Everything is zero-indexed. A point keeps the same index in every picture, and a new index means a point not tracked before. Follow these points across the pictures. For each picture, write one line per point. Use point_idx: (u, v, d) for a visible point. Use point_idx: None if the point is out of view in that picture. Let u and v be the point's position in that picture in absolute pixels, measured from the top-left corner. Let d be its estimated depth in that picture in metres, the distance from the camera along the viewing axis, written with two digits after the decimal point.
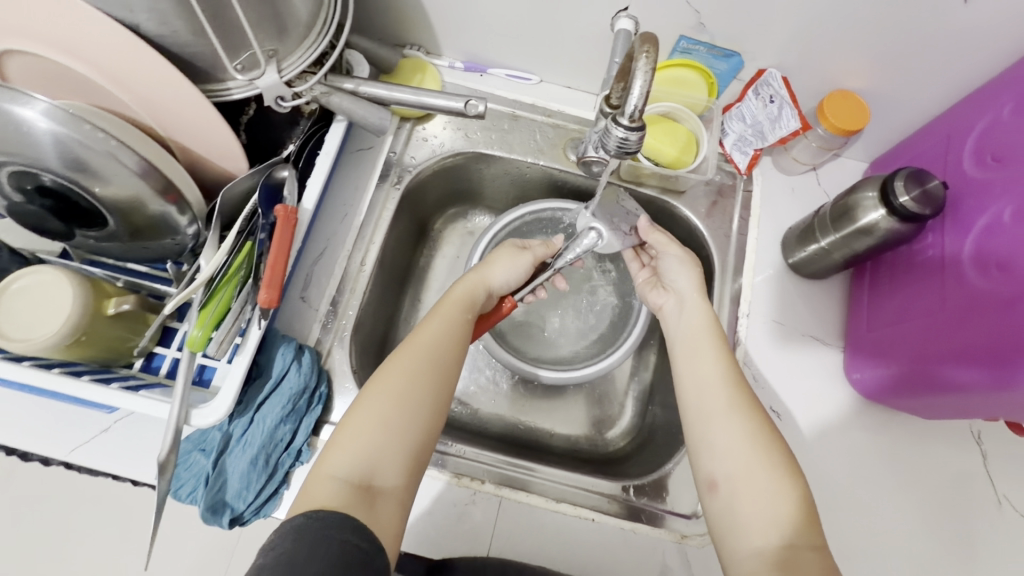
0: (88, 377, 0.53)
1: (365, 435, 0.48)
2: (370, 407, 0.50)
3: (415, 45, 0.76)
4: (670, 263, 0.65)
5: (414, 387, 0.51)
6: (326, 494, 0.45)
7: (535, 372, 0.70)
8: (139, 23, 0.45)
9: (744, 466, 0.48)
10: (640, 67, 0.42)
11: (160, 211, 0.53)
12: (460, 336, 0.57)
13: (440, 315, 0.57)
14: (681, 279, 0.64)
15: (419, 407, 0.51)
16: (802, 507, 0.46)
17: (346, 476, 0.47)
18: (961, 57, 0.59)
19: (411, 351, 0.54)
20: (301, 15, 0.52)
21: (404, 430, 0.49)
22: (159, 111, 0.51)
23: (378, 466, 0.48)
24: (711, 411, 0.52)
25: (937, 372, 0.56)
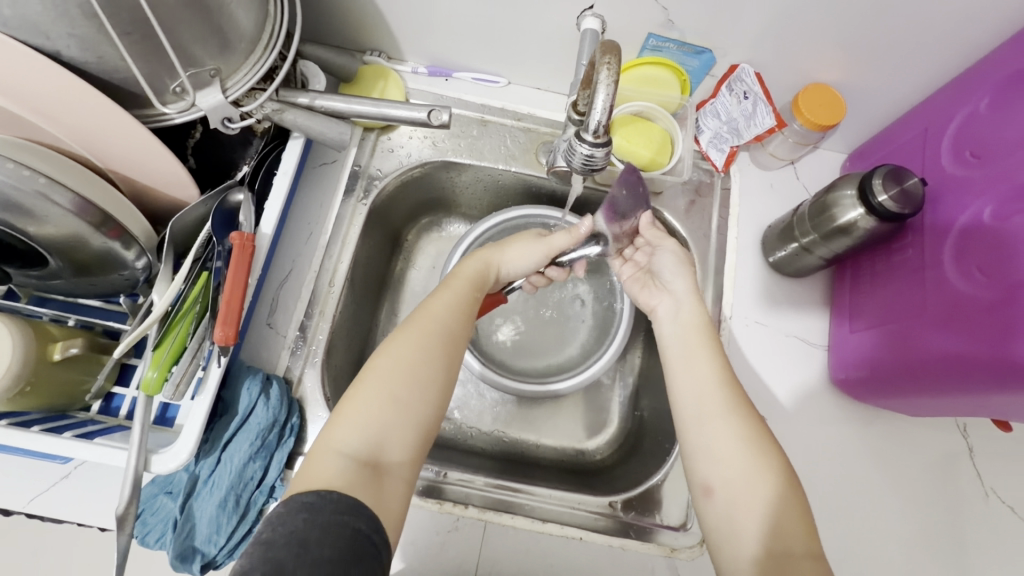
0: (37, 427, 0.49)
1: (375, 405, 0.46)
2: (379, 377, 0.47)
3: (375, 51, 0.72)
4: (664, 263, 0.60)
5: (425, 358, 0.49)
6: (331, 470, 0.43)
7: (548, 387, 0.68)
8: (60, 50, 0.42)
9: (739, 468, 0.46)
10: (603, 78, 0.40)
11: (104, 247, 0.49)
12: (469, 308, 0.55)
13: (450, 286, 0.55)
14: (680, 282, 0.58)
15: (430, 379, 0.49)
16: (784, 489, 0.45)
17: (352, 451, 0.44)
18: (937, 47, 0.57)
19: (423, 321, 0.51)
20: (244, 30, 0.48)
21: (414, 403, 0.47)
22: (95, 143, 0.48)
23: (385, 442, 0.45)
24: (709, 411, 0.49)
25: (924, 360, 0.54)
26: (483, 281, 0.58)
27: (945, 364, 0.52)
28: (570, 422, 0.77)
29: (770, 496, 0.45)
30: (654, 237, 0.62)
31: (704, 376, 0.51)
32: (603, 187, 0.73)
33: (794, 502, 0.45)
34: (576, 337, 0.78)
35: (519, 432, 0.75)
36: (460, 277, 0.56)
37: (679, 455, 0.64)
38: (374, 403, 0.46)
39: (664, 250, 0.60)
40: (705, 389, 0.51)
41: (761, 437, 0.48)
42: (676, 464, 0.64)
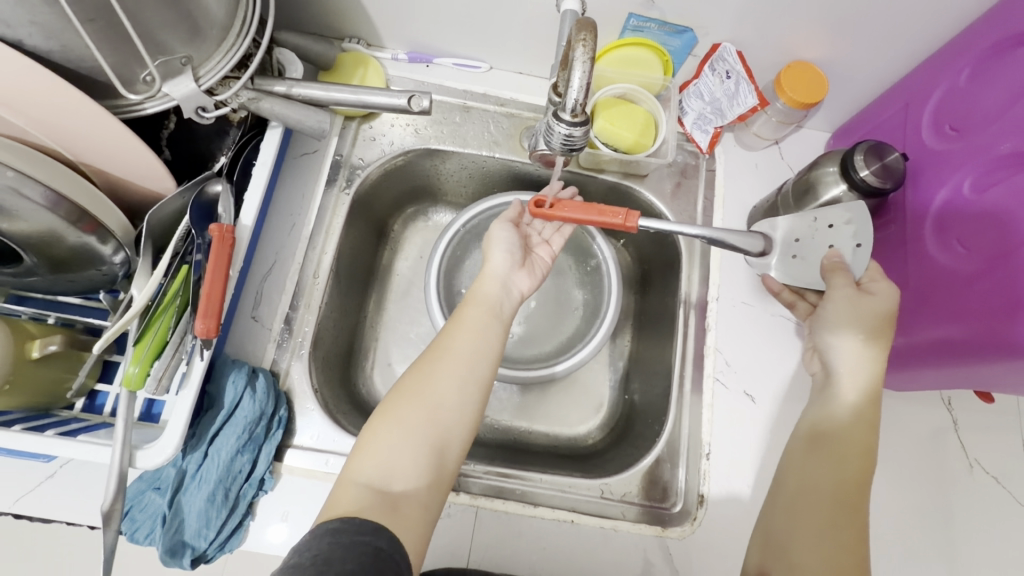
0: (20, 426, 0.49)
1: (393, 436, 0.47)
2: (401, 409, 0.48)
3: (354, 38, 0.71)
4: (831, 324, 0.54)
5: (447, 392, 0.49)
6: (349, 499, 0.44)
7: (552, 370, 0.67)
8: (22, 39, 0.41)
9: (810, 532, 0.47)
10: (578, 56, 0.39)
11: (79, 242, 0.49)
12: (491, 338, 0.53)
13: (465, 316, 0.54)
14: (841, 352, 0.53)
15: (450, 413, 0.49)
16: None
17: (372, 481, 0.45)
18: (917, 21, 0.57)
19: (443, 356, 0.51)
20: (215, 16, 0.47)
21: (434, 436, 0.48)
22: (65, 137, 0.47)
23: (398, 473, 0.46)
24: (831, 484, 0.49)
25: (911, 347, 0.54)
26: (499, 309, 0.56)
27: (924, 351, 0.53)
28: (558, 407, 0.77)
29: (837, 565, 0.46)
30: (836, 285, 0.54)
31: (844, 428, 0.51)
32: (587, 170, 0.73)
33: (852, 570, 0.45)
34: (563, 323, 0.78)
35: (510, 419, 0.76)
36: (475, 305, 0.55)
37: (669, 437, 0.65)
38: (394, 435, 0.47)
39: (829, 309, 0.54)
40: (819, 472, 0.50)
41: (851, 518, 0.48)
42: (666, 446, 0.64)
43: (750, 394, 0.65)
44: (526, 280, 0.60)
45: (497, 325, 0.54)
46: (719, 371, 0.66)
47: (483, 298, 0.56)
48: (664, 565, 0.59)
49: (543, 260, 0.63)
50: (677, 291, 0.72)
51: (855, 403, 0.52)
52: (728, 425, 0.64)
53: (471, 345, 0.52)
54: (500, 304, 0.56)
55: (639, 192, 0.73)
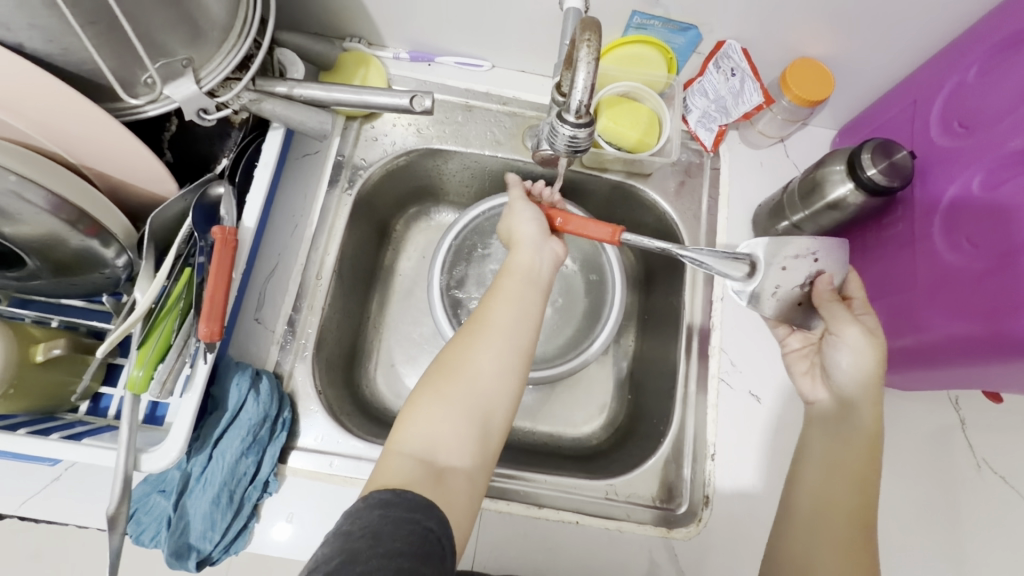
0: (24, 430, 0.49)
1: (438, 409, 0.47)
2: (443, 382, 0.48)
3: (355, 37, 0.71)
4: (840, 363, 0.52)
5: (488, 363, 0.49)
6: (397, 471, 0.44)
7: (588, 353, 0.67)
8: (22, 42, 0.40)
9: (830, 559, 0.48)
10: (583, 57, 0.39)
11: (82, 245, 0.49)
12: (534, 310, 0.53)
13: (503, 286, 0.53)
14: (856, 388, 0.51)
15: (492, 384, 0.49)
16: None
17: (417, 453, 0.45)
18: (927, 17, 0.56)
19: (482, 327, 0.51)
20: (216, 17, 0.47)
21: (478, 408, 0.48)
22: (67, 140, 0.47)
23: (445, 446, 0.46)
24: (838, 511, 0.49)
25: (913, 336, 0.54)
26: (538, 276, 0.55)
27: (933, 343, 0.52)
28: (561, 408, 0.76)
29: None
30: (833, 316, 0.51)
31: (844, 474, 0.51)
32: (590, 170, 0.72)
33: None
34: (567, 324, 0.78)
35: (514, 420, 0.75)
36: (511, 275, 0.54)
37: (674, 438, 0.64)
38: (438, 408, 0.47)
39: (844, 343, 0.51)
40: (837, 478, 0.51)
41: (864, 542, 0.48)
42: (671, 447, 0.64)
43: (755, 394, 0.65)
44: (560, 242, 0.59)
45: (534, 294, 0.54)
46: (724, 372, 0.66)
47: (519, 267, 0.55)
48: (669, 565, 0.59)
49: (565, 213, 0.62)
50: (681, 291, 0.71)
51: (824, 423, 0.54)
52: (733, 426, 0.64)
53: (511, 314, 0.51)
54: (538, 271, 0.55)
55: (642, 191, 0.73)
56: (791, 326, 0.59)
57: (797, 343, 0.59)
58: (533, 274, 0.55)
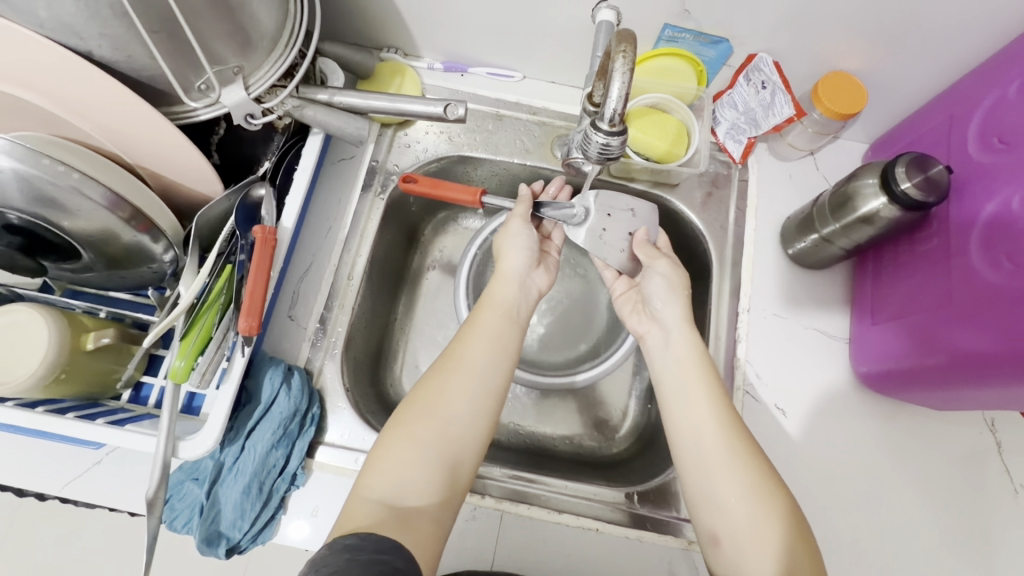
0: (73, 414, 0.51)
1: (407, 451, 0.48)
2: (412, 423, 0.49)
3: (392, 48, 0.73)
4: (657, 290, 0.60)
5: (460, 405, 0.50)
6: (362, 515, 0.45)
7: (572, 380, 0.68)
8: (92, 50, 0.43)
9: (747, 531, 0.47)
10: (618, 67, 0.40)
11: (134, 241, 0.51)
12: (504, 348, 0.54)
13: (481, 321, 0.55)
14: (663, 306, 0.60)
15: (462, 427, 0.50)
16: (789, 534, 0.46)
17: (384, 497, 0.46)
18: (965, 31, 0.56)
19: (454, 367, 0.52)
20: (265, 27, 0.50)
21: (447, 452, 0.49)
22: (126, 141, 0.50)
23: (411, 487, 0.47)
24: (713, 460, 0.50)
25: (954, 365, 0.53)
26: (512, 308, 0.57)
27: (964, 363, 0.52)
28: (582, 416, 0.76)
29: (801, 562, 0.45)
30: (645, 257, 0.62)
31: (702, 431, 0.51)
32: (616, 179, 0.73)
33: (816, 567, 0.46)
34: (587, 332, 0.78)
35: (534, 425, 0.76)
36: (490, 309, 0.57)
37: None
38: (405, 450, 0.48)
39: (656, 273, 0.61)
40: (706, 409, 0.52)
41: (758, 468, 0.49)
42: None
43: (780, 408, 0.64)
44: (542, 278, 0.63)
45: (512, 330, 0.56)
46: (750, 384, 0.65)
47: (499, 301, 0.57)
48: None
49: (556, 257, 0.66)
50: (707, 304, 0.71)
51: (692, 362, 0.55)
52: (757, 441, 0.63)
53: (485, 353, 0.53)
54: (511, 304, 0.58)
55: (669, 202, 0.73)
56: (616, 270, 0.65)
57: (622, 288, 0.65)
58: (509, 310, 0.57)
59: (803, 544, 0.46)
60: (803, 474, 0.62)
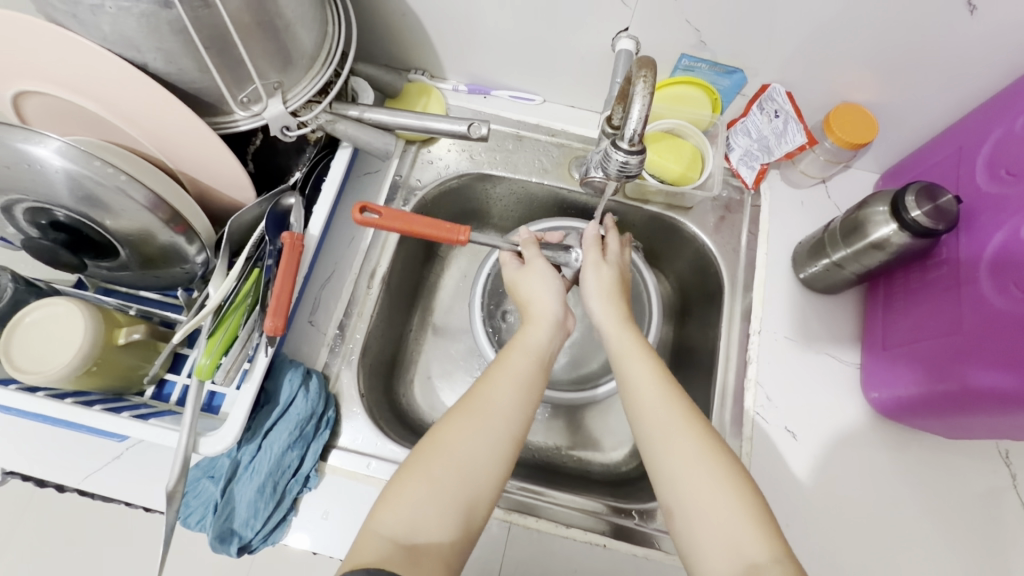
0: (100, 406, 0.53)
1: (423, 491, 0.47)
2: (430, 462, 0.49)
3: (419, 70, 0.77)
4: (589, 290, 0.61)
5: (479, 448, 0.50)
6: (370, 551, 0.44)
7: (594, 394, 0.70)
8: (148, 62, 0.47)
9: (693, 497, 0.46)
10: (639, 91, 0.42)
11: (169, 241, 0.54)
12: (526, 390, 0.54)
13: (508, 363, 0.55)
14: (595, 304, 0.61)
15: (481, 469, 0.49)
16: (733, 481, 0.46)
17: (394, 535, 0.45)
18: (973, 67, 0.57)
19: (477, 407, 0.52)
20: (305, 46, 0.53)
21: (463, 495, 0.48)
22: (170, 148, 0.53)
23: (423, 526, 0.46)
24: (652, 435, 0.50)
25: (974, 394, 0.52)
26: (542, 352, 0.57)
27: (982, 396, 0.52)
28: (590, 434, 0.77)
29: (756, 527, 0.44)
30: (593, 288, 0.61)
31: (646, 405, 0.52)
32: (632, 201, 0.75)
33: (777, 534, 0.44)
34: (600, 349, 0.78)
35: (543, 441, 0.76)
36: (518, 351, 0.57)
37: None
38: (420, 490, 0.47)
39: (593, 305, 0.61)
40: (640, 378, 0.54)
41: (700, 434, 0.49)
42: None
43: (791, 431, 0.64)
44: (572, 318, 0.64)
45: (538, 373, 0.56)
46: (760, 406, 0.65)
47: (524, 342, 0.58)
48: None
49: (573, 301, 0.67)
50: (718, 325, 0.72)
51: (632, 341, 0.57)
52: (767, 463, 0.63)
53: (507, 395, 0.53)
54: (541, 348, 0.58)
55: (682, 223, 0.75)
56: None
57: None
58: (535, 355, 0.57)
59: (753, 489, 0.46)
60: (812, 499, 0.62)
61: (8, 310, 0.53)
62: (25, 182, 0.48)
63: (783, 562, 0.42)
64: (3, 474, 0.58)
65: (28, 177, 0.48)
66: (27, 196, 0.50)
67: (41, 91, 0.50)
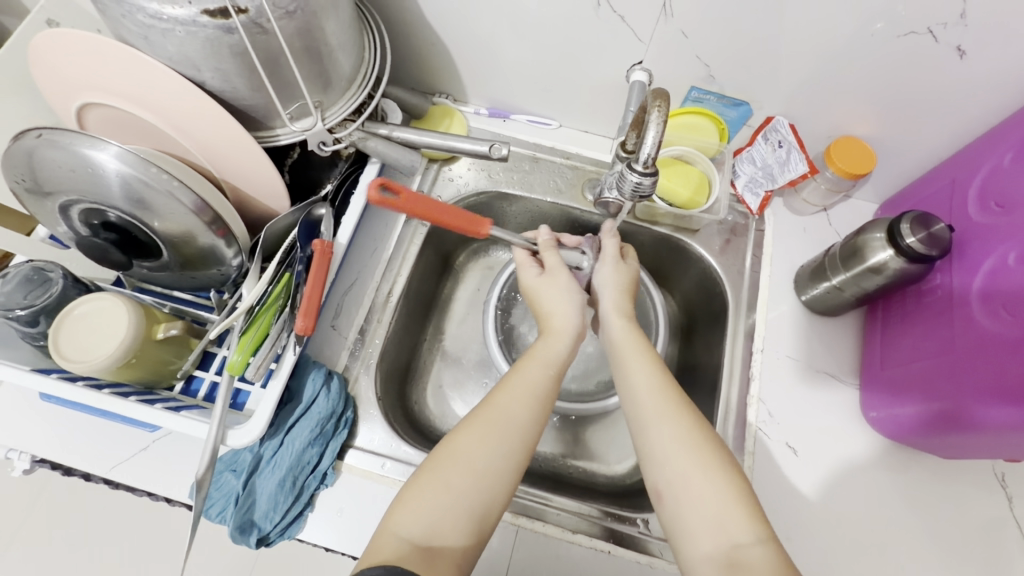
0: (135, 397, 0.56)
1: (440, 497, 0.50)
2: (447, 470, 0.51)
3: (444, 94, 0.82)
4: (603, 280, 0.66)
5: (493, 457, 0.52)
6: (389, 551, 0.47)
7: (605, 405, 0.73)
8: (205, 80, 0.51)
9: (685, 477, 0.50)
10: (653, 118, 0.47)
11: (210, 243, 0.58)
12: (541, 400, 0.56)
13: (525, 372, 0.58)
14: (607, 294, 0.65)
15: (495, 479, 0.52)
16: (722, 470, 0.49)
17: (413, 536, 0.48)
18: (964, 107, 0.61)
19: (494, 419, 0.54)
20: (344, 69, 0.57)
21: (478, 501, 0.50)
22: (215, 158, 0.58)
23: (440, 529, 0.48)
24: (646, 416, 0.54)
25: (966, 414, 0.55)
26: (560, 364, 0.59)
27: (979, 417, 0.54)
28: (595, 446, 0.79)
29: (742, 510, 0.47)
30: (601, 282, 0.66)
31: (644, 391, 0.56)
32: (642, 222, 0.79)
33: (760, 519, 0.47)
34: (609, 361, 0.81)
35: (548, 451, 0.79)
36: (539, 362, 0.59)
37: None
38: (435, 495, 0.50)
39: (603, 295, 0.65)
40: (639, 373, 0.57)
41: (693, 422, 0.53)
42: None
43: (792, 447, 0.67)
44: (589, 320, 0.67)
45: (550, 381, 0.58)
46: (762, 421, 0.68)
47: (541, 353, 0.60)
48: None
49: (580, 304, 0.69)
50: (722, 343, 0.75)
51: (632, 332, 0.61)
52: (767, 477, 0.65)
53: (519, 403, 0.55)
54: (560, 360, 0.60)
55: (689, 245, 0.78)
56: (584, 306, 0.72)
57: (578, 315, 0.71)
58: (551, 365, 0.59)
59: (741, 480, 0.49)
60: (812, 515, 0.63)
61: (57, 305, 0.57)
62: (85, 184, 0.53)
63: (765, 543, 0.45)
64: (34, 461, 0.61)
65: (89, 181, 0.52)
66: (84, 197, 0.54)
67: (103, 103, 0.55)
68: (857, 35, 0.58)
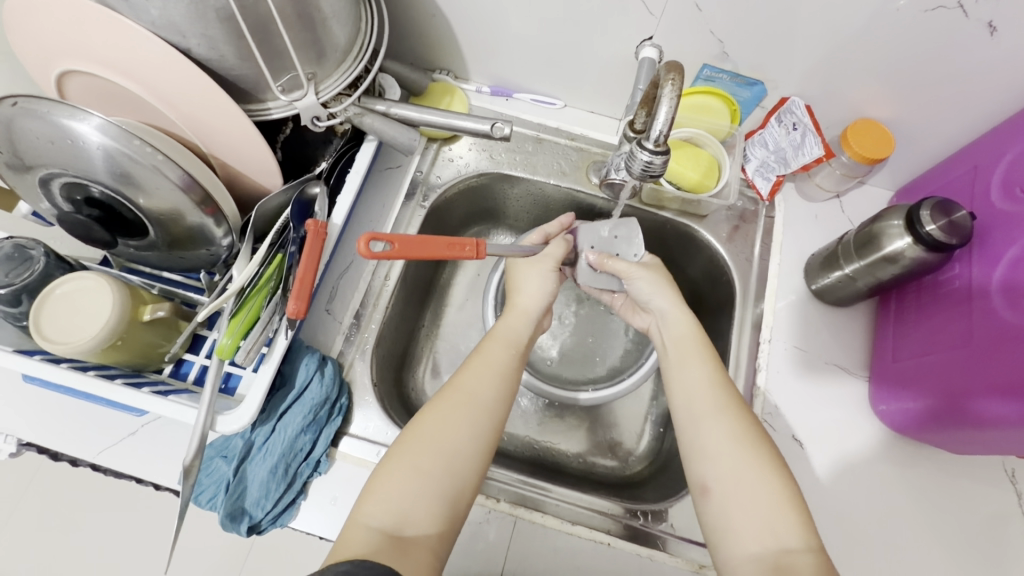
0: (120, 380, 0.54)
1: (413, 482, 0.48)
2: (420, 456, 0.49)
3: (444, 70, 0.79)
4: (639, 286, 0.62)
5: (462, 441, 0.50)
6: (360, 543, 0.44)
7: (574, 398, 0.71)
8: (191, 47, 0.48)
9: (734, 476, 0.48)
10: (666, 93, 0.44)
11: (198, 222, 0.55)
12: (504, 383, 0.55)
13: (489, 353, 0.57)
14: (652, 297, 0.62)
15: (463, 463, 0.50)
16: (778, 472, 0.47)
17: (384, 525, 0.45)
18: (991, 88, 0.59)
19: (460, 402, 0.52)
20: (339, 40, 0.54)
21: (448, 486, 0.49)
22: (204, 131, 0.55)
23: (413, 517, 0.46)
24: (701, 412, 0.52)
25: (981, 410, 0.53)
26: (520, 344, 0.59)
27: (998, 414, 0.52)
28: (595, 436, 0.78)
29: (794, 514, 0.45)
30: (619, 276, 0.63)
31: (697, 387, 0.54)
32: (648, 207, 0.76)
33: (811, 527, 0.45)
34: (610, 348, 0.81)
35: (548, 440, 0.77)
36: (500, 342, 0.58)
37: None
38: (410, 481, 0.48)
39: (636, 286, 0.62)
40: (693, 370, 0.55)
41: (745, 419, 0.51)
42: None
43: (798, 440, 0.65)
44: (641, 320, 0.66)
45: (514, 364, 0.57)
46: (768, 413, 0.66)
47: (503, 336, 0.59)
48: None
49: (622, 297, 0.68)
50: (729, 332, 0.73)
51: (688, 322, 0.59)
52: None
53: (484, 384, 0.54)
54: (520, 339, 0.59)
55: (696, 231, 0.76)
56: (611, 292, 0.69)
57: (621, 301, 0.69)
58: (514, 347, 0.59)
59: (791, 481, 0.47)
60: (818, 509, 0.62)
61: (38, 283, 0.54)
62: (65, 158, 0.50)
63: (813, 549, 0.44)
64: (21, 445, 0.59)
65: (69, 153, 0.50)
66: (66, 170, 0.51)
67: (84, 71, 0.52)
68: (881, 11, 0.55)
